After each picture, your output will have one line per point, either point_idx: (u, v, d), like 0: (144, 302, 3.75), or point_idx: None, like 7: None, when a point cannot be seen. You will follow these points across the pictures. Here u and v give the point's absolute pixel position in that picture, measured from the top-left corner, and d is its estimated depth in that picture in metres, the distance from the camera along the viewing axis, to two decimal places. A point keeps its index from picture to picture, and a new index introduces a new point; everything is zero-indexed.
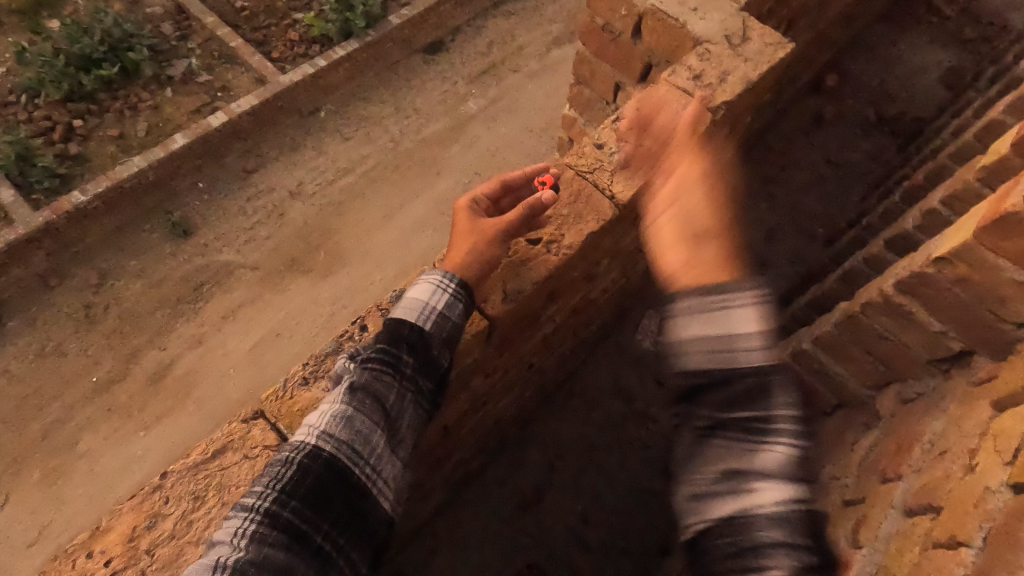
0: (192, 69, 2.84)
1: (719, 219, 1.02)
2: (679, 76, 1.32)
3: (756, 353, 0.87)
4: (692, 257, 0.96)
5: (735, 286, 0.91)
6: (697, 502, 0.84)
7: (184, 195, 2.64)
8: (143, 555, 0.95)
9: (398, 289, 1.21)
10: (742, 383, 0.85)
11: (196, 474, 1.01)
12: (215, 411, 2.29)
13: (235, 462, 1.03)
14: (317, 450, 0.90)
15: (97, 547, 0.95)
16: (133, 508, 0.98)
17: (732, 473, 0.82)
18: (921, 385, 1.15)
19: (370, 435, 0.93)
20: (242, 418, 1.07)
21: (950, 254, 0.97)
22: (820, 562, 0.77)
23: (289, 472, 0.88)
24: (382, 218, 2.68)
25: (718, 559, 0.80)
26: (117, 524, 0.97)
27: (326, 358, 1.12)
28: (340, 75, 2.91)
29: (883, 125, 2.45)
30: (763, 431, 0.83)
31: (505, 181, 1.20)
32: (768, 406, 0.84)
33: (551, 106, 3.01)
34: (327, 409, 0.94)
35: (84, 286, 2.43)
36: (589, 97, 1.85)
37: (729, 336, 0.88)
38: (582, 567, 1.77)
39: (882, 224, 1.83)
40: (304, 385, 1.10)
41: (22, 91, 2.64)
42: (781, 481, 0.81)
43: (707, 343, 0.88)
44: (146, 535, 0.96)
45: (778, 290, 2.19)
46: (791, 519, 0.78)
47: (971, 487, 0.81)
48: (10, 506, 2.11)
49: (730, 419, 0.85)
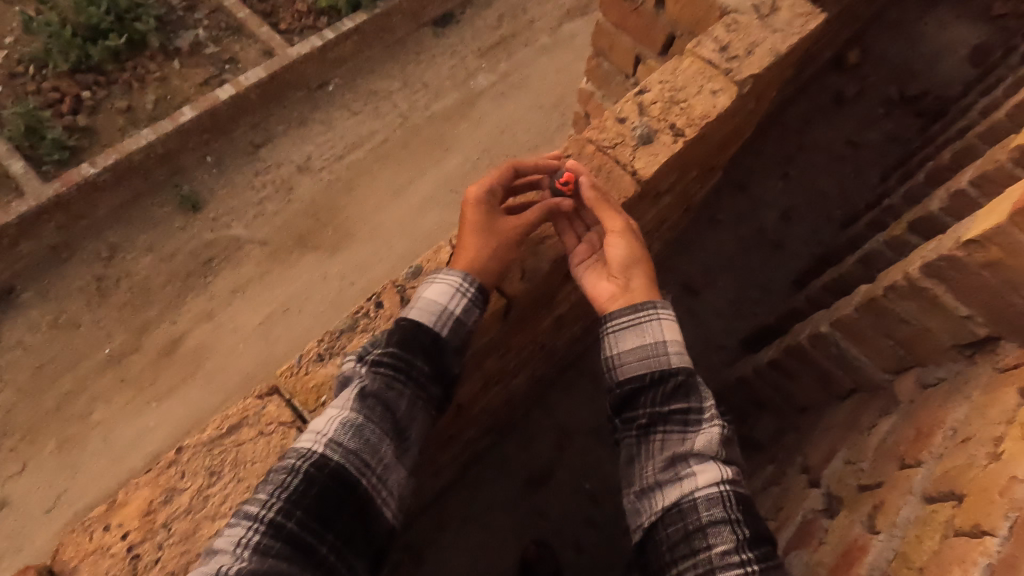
0: (200, 40, 2.80)
1: (635, 248, 1.12)
2: (704, 48, 1.28)
3: (676, 357, 1.05)
4: (617, 289, 1.11)
5: (657, 304, 1.09)
6: (647, 492, 0.99)
7: (193, 168, 2.62)
8: (159, 529, 0.95)
9: (414, 266, 1.19)
10: (672, 380, 1.03)
11: (212, 449, 1.01)
12: (225, 384, 2.31)
13: (251, 437, 1.03)
14: (324, 459, 0.92)
15: (115, 521, 0.96)
16: (149, 482, 0.99)
17: (672, 463, 0.98)
18: (943, 370, 1.12)
19: (378, 445, 0.96)
20: (257, 394, 1.07)
21: (983, 236, 0.94)
22: (754, 533, 0.92)
23: (294, 481, 0.90)
24: (390, 194, 2.65)
25: (671, 543, 0.94)
26: (134, 498, 0.98)
27: (341, 335, 1.12)
28: (349, 48, 2.85)
29: (907, 103, 2.37)
30: (694, 422, 1.00)
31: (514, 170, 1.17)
32: (694, 400, 1.02)
33: (563, 82, 2.95)
34: (336, 416, 0.96)
35: (96, 259, 2.44)
36: (606, 70, 1.80)
37: (654, 344, 1.06)
38: (590, 544, 1.79)
39: (904, 206, 1.78)
40: (319, 362, 1.09)
41: (29, 62, 2.61)
42: (712, 464, 0.97)
43: (636, 355, 1.06)
44: (162, 509, 0.97)
45: (793, 272, 2.15)
46: (725, 498, 0.93)
47: (995, 475, 0.80)
48: (27, 473, 2.15)
49: (666, 415, 1.01)
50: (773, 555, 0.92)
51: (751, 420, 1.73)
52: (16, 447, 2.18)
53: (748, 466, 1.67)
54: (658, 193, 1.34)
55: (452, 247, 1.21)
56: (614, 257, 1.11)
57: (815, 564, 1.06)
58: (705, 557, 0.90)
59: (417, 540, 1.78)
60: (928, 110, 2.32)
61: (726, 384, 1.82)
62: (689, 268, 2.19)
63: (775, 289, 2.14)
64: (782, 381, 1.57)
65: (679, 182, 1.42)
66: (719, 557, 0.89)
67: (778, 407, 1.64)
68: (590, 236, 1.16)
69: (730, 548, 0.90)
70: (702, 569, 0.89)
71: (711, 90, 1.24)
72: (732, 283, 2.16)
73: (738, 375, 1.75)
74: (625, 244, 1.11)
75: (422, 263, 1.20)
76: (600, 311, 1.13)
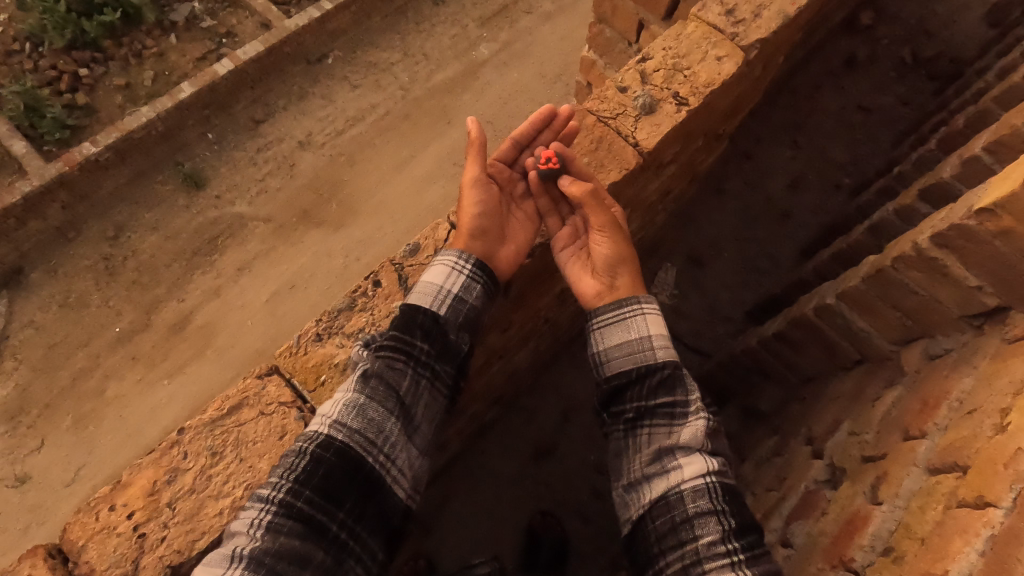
0: (195, 14, 2.73)
1: (616, 243, 1.10)
2: (709, 12, 1.24)
3: (662, 351, 1.05)
4: (601, 281, 1.11)
5: (641, 298, 1.09)
6: (635, 484, 1.00)
7: (194, 145, 2.59)
8: (164, 508, 0.97)
9: (411, 244, 1.17)
10: (657, 373, 1.02)
11: (213, 430, 1.02)
12: (235, 361, 2.33)
13: (251, 418, 1.04)
14: (329, 439, 0.92)
15: (120, 501, 0.98)
16: (152, 462, 1.00)
17: (658, 456, 0.99)
18: (950, 341, 1.11)
19: (383, 423, 0.96)
20: (256, 374, 1.07)
21: (995, 204, 0.92)
22: (741, 523, 0.93)
23: (302, 463, 0.90)
24: (392, 168, 2.62)
25: (658, 534, 0.95)
26: (138, 478, 0.99)
27: (339, 314, 1.11)
28: (347, 19, 2.78)
29: (920, 65, 2.29)
30: (680, 415, 1.00)
31: (500, 158, 1.18)
32: (680, 392, 1.01)
33: (566, 50, 2.88)
34: (340, 398, 0.96)
35: (101, 239, 2.44)
36: (610, 37, 1.75)
37: (639, 339, 1.05)
38: (594, 513, 1.81)
39: (914, 173, 1.74)
40: (318, 341, 1.10)
41: (25, 39, 2.57)
42: (698, 455, 0.97)
43: (622, 351, 1.06)
44: (166, 488, 0.98)
45: (801, 242, 2.12)
46: (711, 490, 0.94)
47: (1000, 447, 0.79)
48: (46, 449, 2.19)
49: (651, 407, 1.01)
50: (760, 543, 0.93)
51: (756, 391, 1.73)
52: (33, 425, 2.22)
53: (753, 437, 1.68)
54: (661, 164, 1.31)
55: (450, 224, 1.20)
56: (597, 250, 1.10)
57: (817, 535, 1.07)
58: (691, 549, 0.90)
59: (425, 512, 1.81)
60: (943, 73, 2.25)
61: (731, 355, 1.81)
62: (695, 240, 2.17)
63: (782, 259, 2.12)
64: (787, 353, 1.56)
65: (683, 152, 1.39)
66: (705, 548, 0.90)
67: (783, 378, 1.63)
68: (574, 219, 1.17)
69: (716, 538, 0.90)
70: (689, 560, 0.90)
71: (715, 56, 1.20)
72: (738, 254, 2.14)
73: (742, 347, 1.74)
74: (607, 235, 1.09)
75: (420, 240, 1.18)
76: (585, 302, 1.13)
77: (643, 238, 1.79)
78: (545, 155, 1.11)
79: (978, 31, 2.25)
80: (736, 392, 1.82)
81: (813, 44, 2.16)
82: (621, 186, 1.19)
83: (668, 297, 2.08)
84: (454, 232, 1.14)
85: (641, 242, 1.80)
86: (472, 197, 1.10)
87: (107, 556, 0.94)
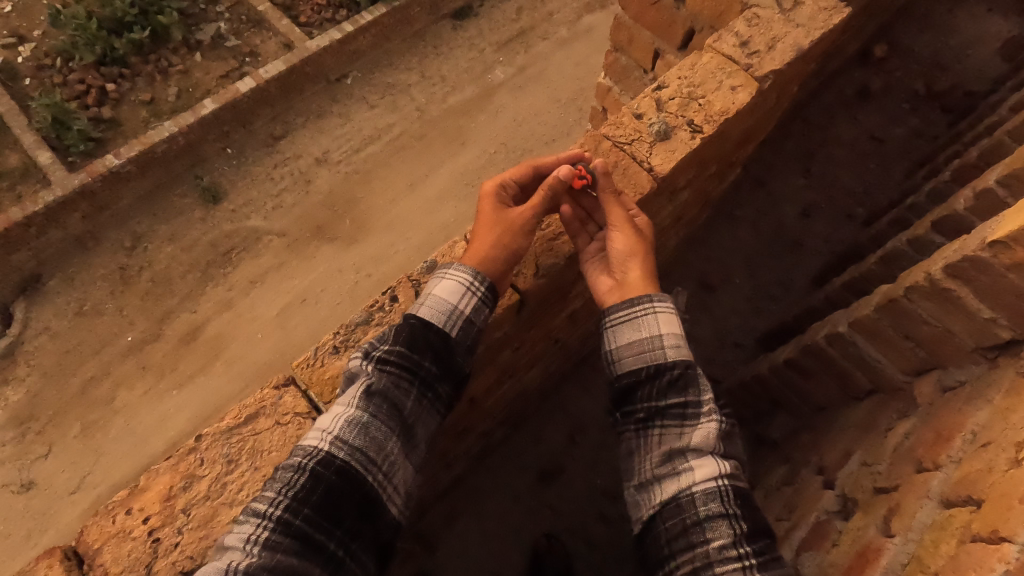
0: (221, 33, 2.83)
1: (629, 245, 1.09)
2: (724, 43, 1.26)
3: (673, 350, 1.03)
4: (614, 283, 1.11)
5: (655, 297, 1.07)
6: (646, 485, 1.00)
7: (213, 160, 2.66)
8: (179, 514, 0.98)
9: (429, 261, 1.19)
10: (668, 374, 1.01)
11: (230, 438, 1.04)
12: (244, 372, 2.35)
13: (268, 427, 1.05)
14: (329, 457, 0.93)
15: (136, 505, 0.99)
16: (169, 467, 1.01)
17: (669, 457, 0.98)
18: (964, 372, 1.10)
19: (384, 442, 0.96)
20: (273, 385, 1.08)
21: (1010, 237, 0.92)
22: (753, 529, 0.92)
23: (301, 479, 0.91)
24: (406, 186, 2.66)
25: (669, 536, 0.94)
26: (155, 483, 1.00)
27: (357, 328, 1.13)
28: (367, 41, 2.86)
29: (933, 97, 2.31)
30: (691, 416, 0.99)
31: (536, 168, 1.18)
32: (692, 393, 1.01)
33: (580, 75, 2.93)
34: (341, 413, 0.96)
35: (119, 249, 2.49)
36: (625, 65, 1.79)
37: (650, 338, 1.04)
38: (599, 538, 1.79)
39: (927, 204, 1.74)
40: (335, 354, 1.11)
41: (56, 55, 2.67)
42: (710, 458, 0.97)
43: (633, 350, 1.05)
44: (182, 495, 0.99)
45: (813, 271, 2.12)
46: (723, 493, 0.93)
47: (1015, 482, 0.78)
48: (53, 456, 2.21)
49: (662, 409, 1.01)
50: (771, 548, 0.92)
51: (767, 419, 1.72)
52: (42, 431, 2.24)
53: (762, 466, 1.66)
54: (675, 189, 1.32)
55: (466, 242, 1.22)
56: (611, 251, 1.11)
57: (828, 566, 1.05)
58: (702, 551, 0.90)
59: (429, 531, 1.80)
60: (956, 105, 2.26)
61: (741, 382, 1.81)
62: (706, 265, 2.18)
63: (793, 286, 2.12)
64: (798, 380, 1.55)
65: (697, 178, 1.41)
66: (716, 552, 0.90)
67: (794, 406, 1.62)
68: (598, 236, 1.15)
69: (727, 542, 0.90)
70: (700, 562, 0.90)
71: (730, 86, 1.22)
72: (749, 280, 2.14)
73: (753, 374, 1.74)
74: (621, 239, 1.09)
75: (437, 257, 1.20)
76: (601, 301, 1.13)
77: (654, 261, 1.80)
78: (580, 173, 1.13)
79: (992, 65, 2.27)
80: (746, 419, 1.81)
81: (826, 75, 2.18)
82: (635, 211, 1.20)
83: None
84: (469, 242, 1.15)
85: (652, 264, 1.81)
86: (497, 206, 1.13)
87: (121, 559, 0.95)
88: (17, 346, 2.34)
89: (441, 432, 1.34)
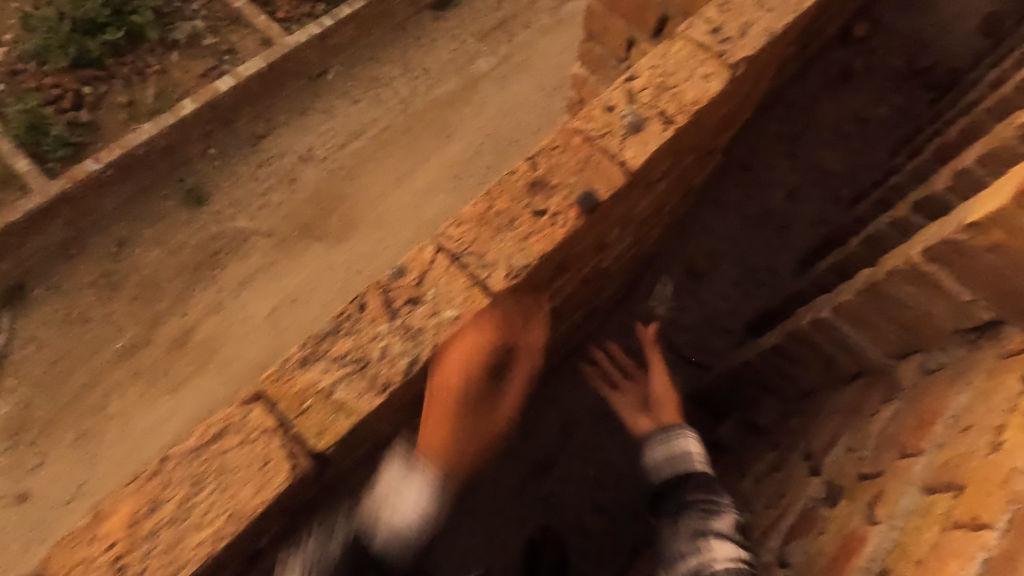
0: (197, 32, 2.77)
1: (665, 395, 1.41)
2: (696, 30, 1.24)
3: (700, 463, 1.21)
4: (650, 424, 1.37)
5: (688, 428, 1.28)
6: (673, 566, 1.09)
7: (196, 161, 2.61)
8: (145, 540, 0.89)
9: (398, 265, 1.06)
10: (694, 479, 1.18)
11: (196, 458, 0.94)
12: (237, 373, 2.33)
13: (235, 446, 0.94)
14: (359, 537, 0.99)
15: (99, 532, 0.90)
16: (134, 490, 0.93)
17: (694, 538, 1.09)
18: (946, 355, 1.10)
19: (410, 535, 0.99)
20: (240, 400, 0.97)
21: (987, 218, 0.92)
22: None
23: (334, 553, 0.99)
24: (393, 180, 2.63)
25: None
26: (119, 508, 0.92)
27: (328, 336, 1.00)
28: (347, 35, 2.81)
29: (914, 76, 2.30)
30: (714, 506, 1.14)
31: (479, 216, 1.10)
32: (715, 491, 1.17)
33: (564, 62, 2.90)
34: (376, 497, 1.02)
35: (104, 254, 2.45)
36: (600, 54, 1.75)
37: (681, 453, 1.23)
38: (593, 529, 1.80)
39: (909, 184, 1.74)
40: (304, 365, 0.99)
41: (29, 59, 2.60)
42: (730, 543, 1.07)
43: (666, 460, 1.23)
44: (147, 519, 0.91)
45: (798, 254, 2.13)
46: (740, 570, 1.02)
47: (996, 466, 0.78)
48: (47, 467, 2.18)
49: (689, 499, 1.15)
50: None
51: (755, 405, 1.72)
52: (35, 441, 2.21)
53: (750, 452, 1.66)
54: (649, 181, 1.30)
55: (438, 244, 1.07)
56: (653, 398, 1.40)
57: (815, 554, 1.04)
58: None
59: None
60: (938, 83, 2.25)
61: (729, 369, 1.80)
62: (692, 252, 2.16)
63: (779, 271, 2.12)
64: (785, 365, 1.55)
65: (673, 169, 1.39)
66: None
67: (782, 391, 1.62)
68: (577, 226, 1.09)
69: None
70: None
71: (702, 75, 1.20)
72: (735, 267, 2.14)
73: (739, 360, 1.73)
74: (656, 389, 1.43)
75: (406, 261, 1.07)
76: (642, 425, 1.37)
77: (640, 252, 1.78)
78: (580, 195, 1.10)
79: None
80: (734, 405, 1.81)
81: (807, 57, 2.17)
82: (610, 205, 1.16)
83: (664, 309, 2.08)
84: (408, 285, 1.04)
85: (638, 255, 1.80)
86: (448, 267, 1.05)
87: None
88: (6, 356, 2.31)
89: None
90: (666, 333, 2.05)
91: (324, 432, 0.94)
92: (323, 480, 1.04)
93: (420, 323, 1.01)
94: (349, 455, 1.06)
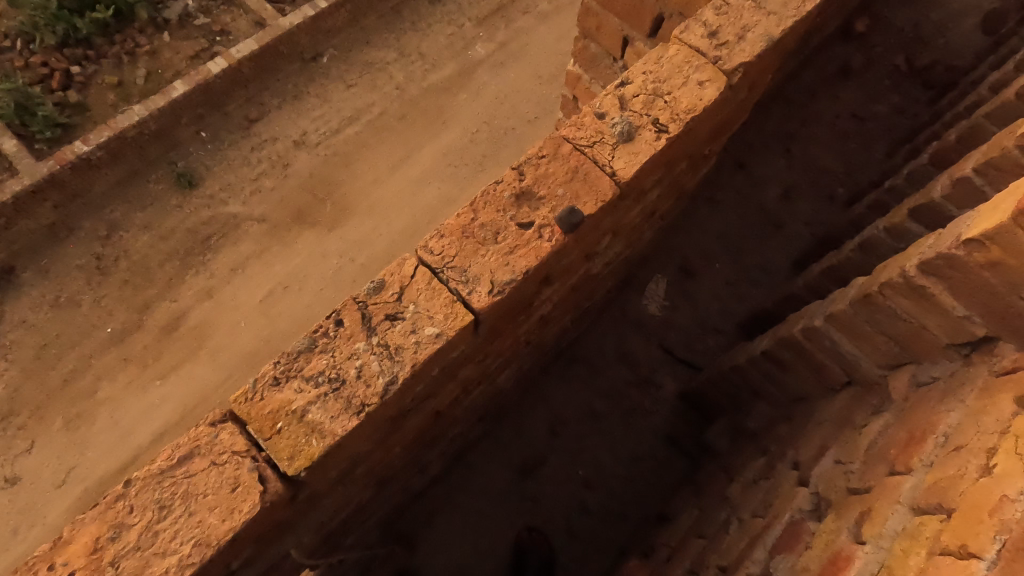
0: (189, 11, 2.69)
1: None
2: (692, 34, 1.20)
3: None
4: None
5: None
6: None
7: (187, 144, 2.55)
8: (108, 568, 0.87)
9: (376, 280, 1.03)
10: None
11: (163, 482, 0.91)
12: (228, 361, 2.29)
13: (203, 469, 0.92)
14: None
15: (60, 559, 0.87)
16: (96, 516, 0.89)
17: None
18: (938, 369, 1.09)
19: None
20: (209, 421, 0.95)
21: (984, 236, 0.89)
22: None
23: None
24: (387, 168, 2.58)
25: None
26: (80, 534, 0.88)
27: (300, 355, 0.98)
28: (342, 18, 2.75)
29: (914, 74, 2.27)
30: None
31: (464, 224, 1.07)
32: None
33: (562, 50, 2.85)
34: None
35: (93, 238, 2.40)
36: (595, 52, 1.71)
37: None
38: (580, 530, 1.80)
39: (906, 188, 1.72)
40: (276, 386, 0.96)
41: (16, 36, 2.52)
42: None
43: None
44: (111, 546, 0.88)
45: (792, 254, 2.11)
46: None
47: (986, 492, 0.76)
48: (36, 452, 2.15)
49: None
50: None
51: (745, 408, 1.70)
52: (24, 426, 2.18)
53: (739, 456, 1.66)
54: (642, 190, 1.27)
55: (418, 256, 1.05)
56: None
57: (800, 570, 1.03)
58: None
59: (410, 528, 1.80)
60: (937, 81, 2.22)
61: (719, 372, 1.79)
62: (687, 251, 2.13)
63: (773, 271, 2.10)
64: (776, 372, 1.54)
65: (667, 175, 1.36)
66: None
67: (771, 396, 1.61)
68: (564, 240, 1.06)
69: None
70: None
71: (697, 81, 1.17)
72: (729, 266, 2.11)
73: (730, 363, 1.71)
74: None
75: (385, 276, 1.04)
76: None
77: (633, 253, 1.75)
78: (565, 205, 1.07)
79: (974, 39, 2.23)
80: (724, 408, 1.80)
81: (806, 54, 2.13)
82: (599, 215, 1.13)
83: (657, 308, 2.06)
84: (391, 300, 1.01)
85: (632, 256, 1.77)
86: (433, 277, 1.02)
87: None
88: None
89: (408, 441, 1.30)
90: (658, 333, 2.03)
91: (296, 455, 0.92)
92: (296, 499, 1.02)
93: (398, 340, 0.98)
94: (328, 472, 1.04)
